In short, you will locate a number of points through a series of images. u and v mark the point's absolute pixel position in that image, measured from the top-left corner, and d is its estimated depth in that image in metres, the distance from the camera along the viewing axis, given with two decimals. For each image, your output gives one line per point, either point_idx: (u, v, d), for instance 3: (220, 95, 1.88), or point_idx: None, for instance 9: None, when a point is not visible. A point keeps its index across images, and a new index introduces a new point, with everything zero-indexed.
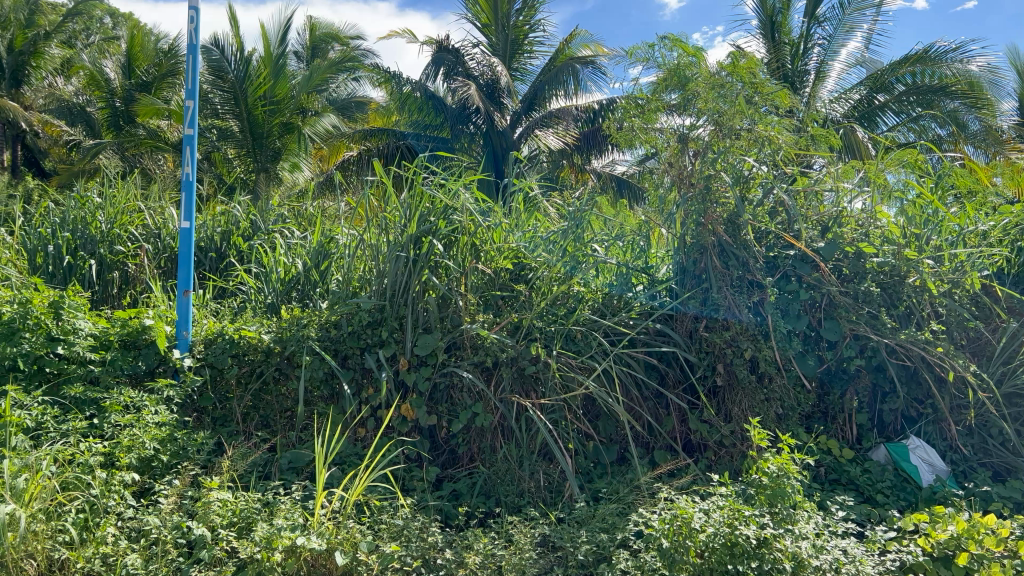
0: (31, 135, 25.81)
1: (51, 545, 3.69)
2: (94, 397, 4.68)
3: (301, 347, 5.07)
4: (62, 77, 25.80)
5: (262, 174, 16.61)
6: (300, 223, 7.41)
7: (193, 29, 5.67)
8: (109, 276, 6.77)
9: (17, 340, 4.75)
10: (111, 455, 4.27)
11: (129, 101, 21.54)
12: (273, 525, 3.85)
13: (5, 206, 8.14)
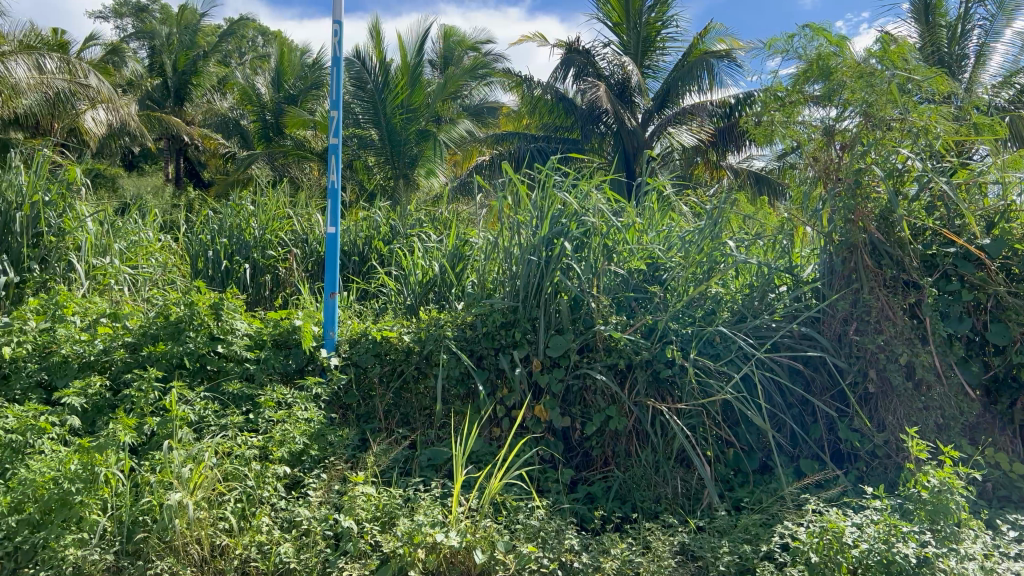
0: (192, 148, 27.83)
1: (213, 531, 3.93)
2: (250, 393, 4.98)
3: (438, 347, 5.18)
4: (219, 93, 27.67)
5: (400, 180, 17.17)
6: (436, 227, 7.60)
7: (337, 42, 5.92)
8: (262, 279, 7.19)
9: (183, 339, 5.13)
10: (265, 449, 4.52)
11: (278, 113, 22.82)
12: (414, 521, 3.95)
13: (170, 214, 8.79)
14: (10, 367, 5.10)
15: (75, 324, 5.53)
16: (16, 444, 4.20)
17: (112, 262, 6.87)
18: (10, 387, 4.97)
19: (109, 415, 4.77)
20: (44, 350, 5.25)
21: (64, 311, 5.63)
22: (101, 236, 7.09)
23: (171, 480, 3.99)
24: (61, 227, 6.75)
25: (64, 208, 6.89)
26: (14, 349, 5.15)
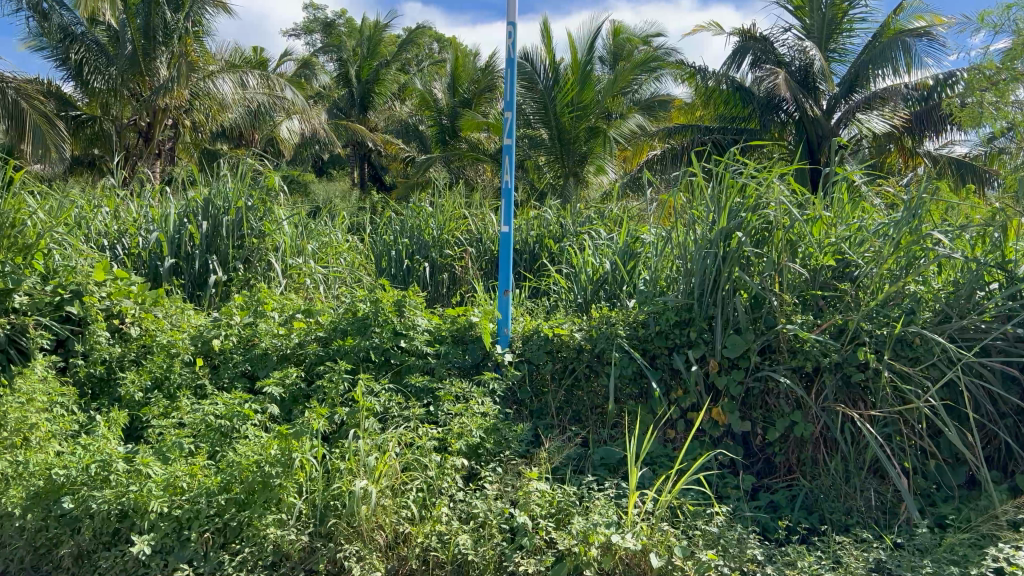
0: (375, 154, 29.35)
1: (396, 518, 4.10)
2: (431, 387, 5.16)
3: (611, 345, 5.11)
4: (400, 100, 29.01)
5: (571, 178, 17.25)
6: (608, 223, 7.54)
7: (511, 43, 6.01)
8: (440, 277, 7.45)
9: (369, 334, 5.43)
10: (445, 441, 4.67)
11: (453, 117, 23.60)
12: (589, 520, 3.93)
13: (356, 216, 9.28)
14: (220, 358, 5.70)
15: (275, 319, 5.95)
16: (224, 429, 4.61)
17: (305, 262, 7.39)
18: (220, 376, 5.53)
19: (303, 405, 5.15)
20: (248, 343, 5.76)
21: (265, 307, 6.08)
22: (296, 238, 7.62)
23: (357, 468, 4.22)
24: (261, 230, 7.30)
25: (264, 211, 7.44)
26: (223, 341, 5.73)
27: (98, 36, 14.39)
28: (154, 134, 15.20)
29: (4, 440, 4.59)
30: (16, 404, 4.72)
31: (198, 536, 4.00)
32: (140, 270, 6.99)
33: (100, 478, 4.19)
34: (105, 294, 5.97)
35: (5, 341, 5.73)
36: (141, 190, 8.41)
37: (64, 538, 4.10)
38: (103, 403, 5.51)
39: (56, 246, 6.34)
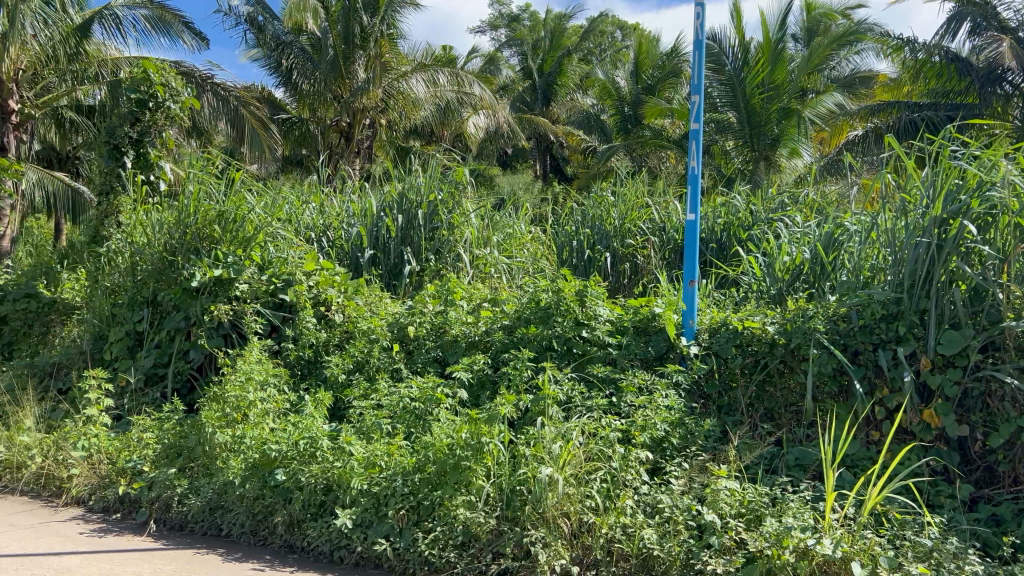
0: (558, 145, 29.54)
1: (581, 507, 4.08)
2: (613, 377, 5.14)
3: (807, 340, 4.83)
4: (582, 91, 29.04)
5: (761, 163, 16.47)
6: (803, 210, 7.11)
7: (699, 25, 5.82)
8: (621, 267, 7.37)
9: (552, 323, 5.48)
10: (629, 432, 4.62)
11: (636, 104, 23.25)
12: (783, 523, 3.76)
13: (539, 207, 9.37)
14: (413, 343, 6.00)
15: (463, 308, 6.15)
16: (419, 411, 4.87)
17: (492, 252, 7.56)
18: (414, 360, 5.84)
19: (491, 391, 5.30)
20: (439, 329, 6.01)
21: (454, 296, 6.27)
22: (483, 229, 7.82)
23: (543, 455, 4.26)
24: (451, 222, 7.56)
25: (453, 204, 7.68)
26: (416, 328, 6.02)
27: (304, 43, 15.54)
28: (353, 134, 16.22)
29: (226, 415, 5.05)
30: (236, 384, 5.22)
31: (395, 512, 4.21)
32: (343, 262, 7.50)
33: (308, 453, 4.60)
34: (312, 283, 6.45)
35: (228, 325, 6.38)
36: (343, 186, 8.96)
37: (278, 507, 4.46)
38: (311, 383, 6.00)
39: (270, 237, 6.86)
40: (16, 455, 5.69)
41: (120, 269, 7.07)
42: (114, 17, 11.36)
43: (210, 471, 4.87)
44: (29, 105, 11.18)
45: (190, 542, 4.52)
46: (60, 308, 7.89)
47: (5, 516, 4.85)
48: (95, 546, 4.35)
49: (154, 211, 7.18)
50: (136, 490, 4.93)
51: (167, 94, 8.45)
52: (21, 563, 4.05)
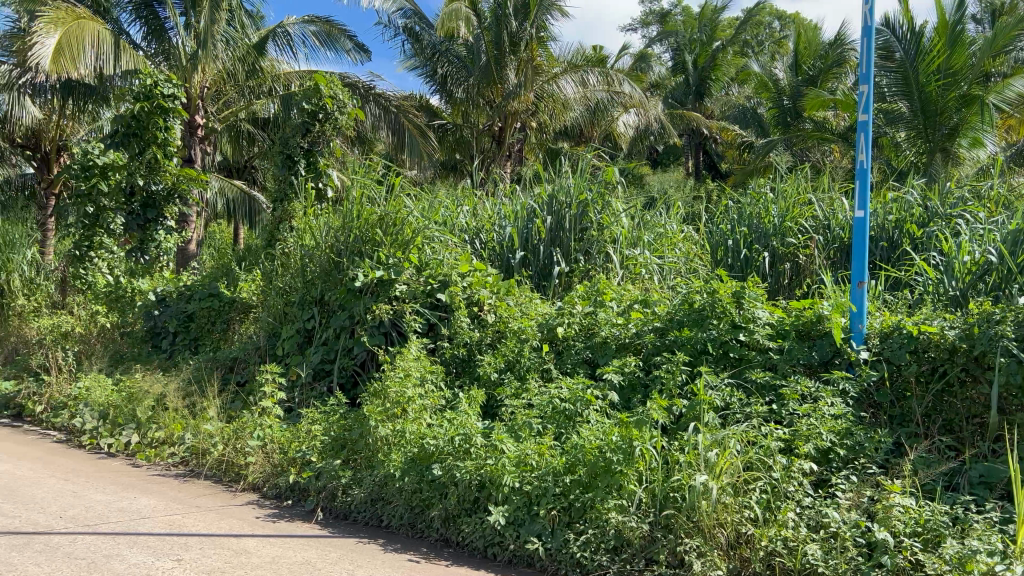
0: (711, 141, 28.68)
1: (739, 518, 3.94)
2: (774, 383, 4.91)
3: (994, 347, 4.45)
4: (738, 85, 28.07)
5: (937, 154, 15.14)
6: (988, 205, 6.53)
7: (868, 11, 5.48)
8: (781, 268, 7.03)
9: (708, 326, 5.33)
10: (791, 442, 4.41)
11: (796, 96, 22.16)
12: (966, 545, 3.51)
13: (692, 205, 9.12)
14: (563, 344, 6.01)
15: (613, 309, 6.09)
16: (569, 412, 4.88)
17: (643, 252, 7.43)
18: (564, 362, 5.85)
19: (642, 393, 5.22)
20: (589, 331, 5.99)
21: (604, 297, 6.23)
22: (633, 229, 7.71)
23: (698, 462, 4.16)
24: (601, 222, 7.51)
25: (604, 205, 7.63)
26: (566, 328, 6.03)
27: (458, 50, 15.96)
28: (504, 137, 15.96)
29: (387, 409, 5.26)
30: (396, 380, 5.43)
31: (547, 512, 4.23)
32: (494, 263, 7.65)
33: (462, 450, 4.71)
34: (467, 284, 6.63)
35: (388, 323, 6.64)
36: (495, 189, 9.12)
37: (434, 501, 4.58)
38: (465, 380, 6.13)
39: (428, 240, 7.08)
40: (202, 442, 6.20)
41: (292, 270, 7.53)
42: (286, 35, 12.09)
43: (371, 463, 5.09)
44: (212, 120, 12.13)
45: (353, 530, 4.73)
46: (237, 307, 8.51)
47: (192, 498, 5.27)
48: (270, 530, 4.65)
49: (322, 216, 7.62)
50: (305, 479, 5.24)
51: (334, 105, 8.98)
52: (208, 541, 4.33)
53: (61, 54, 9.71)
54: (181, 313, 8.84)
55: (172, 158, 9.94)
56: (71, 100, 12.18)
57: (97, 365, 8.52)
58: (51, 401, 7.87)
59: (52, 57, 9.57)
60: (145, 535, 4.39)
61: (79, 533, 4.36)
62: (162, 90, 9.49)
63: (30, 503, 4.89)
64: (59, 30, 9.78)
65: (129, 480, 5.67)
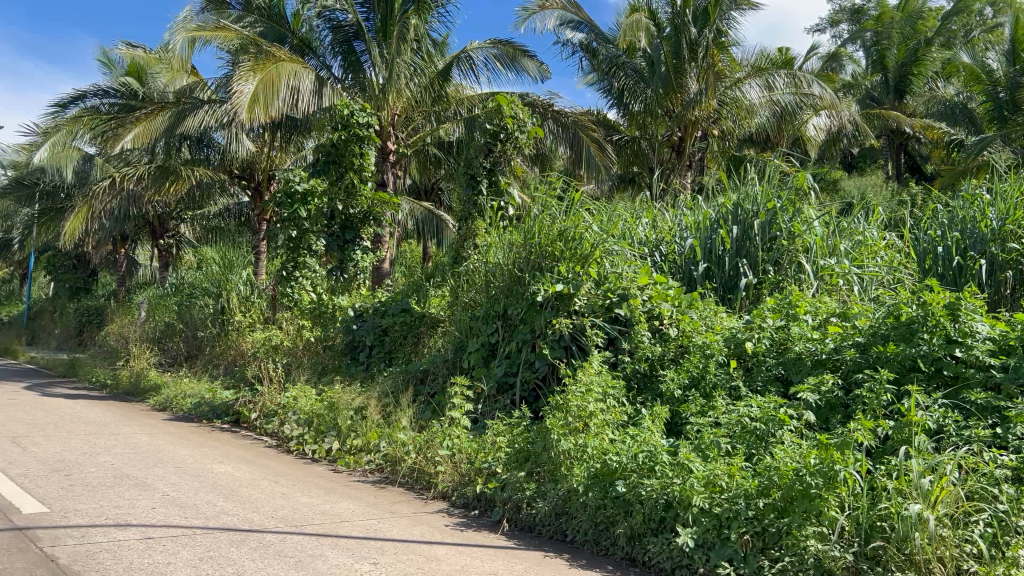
0: (914, 141, 26.56)
1: (959, 552, 3.59)
2: (998, 405, 4.42)
3: None
4: (944, 79, 25.85)
5: None
6: None
7: None
8: (1001, 276, 6.34)
9: (917, 341, 4.91)
10: (1020, 471, 3.95)
11: (1015, 87, 20.03)
12: None
13: (895, 210, 8.48)
14: (753, 360, 5.74)
15: (808, 322, 5.79)
16: (760, 432, 4.65)
17: (839, 262, 6.95)
18: (754, 378, 5.60)
19: (843, 414, 4.87)
20: (782, 346, 5.69)
21: (797, 310, 5.92)
22: (828, 237, 7.26)
23: (909, 490, 3.83)
24: (792, 231, 7.11)
25: (795, 212, 7.25)
26: (756, 343, 5.76)
27: (636, 63, 15.70)
28: (684, 147, 15.23)
29: (569, 424, 5.26)
30: (578, 394, 5.42)
31: (739, 536, 4.03)
32: (676, 275, 7.47)
33: (647, 467, 4.62)
34: (647, 297, 6.52)
35: (569, 337, 6.66)
36: (677, 201, 8.92)
37: (619, 519, 4.51)
38: (647, 397, 6.00)
39: (607, 254, 7.02)
40: (396, 450, 6.51)
41: (477, 286, 7.77)
42: (468, 58, 12.37)
43: (554, 477, 5.10)
44: (403, 145, 12.82)
45: (539, 543, 4.75)
46: (427, 321, 8.88)
47: (387, 504, 5.52)
48: (458, 538, 4.77)
49: (506, 234, 7.82)
50: (491, 490, 5.34)
51: (515, 125, 9.21)
52: (400, 546, 4.52)
53: (257, 101, 10.68)
54: (376, 328, 9.36)
55: (366, 183, 10.62)
56: (279, 133, 13.35)
57: (303, 376, 9.21)
58: (264, 408, 8.60)
59: (249, 104, 10.57)
60: (345, 538, 4.64)
61: (288, 532, 4.69)
62: (356, 119, 10.24)
63: (246, 503, 5.33)
64: (255, 79, 10.83)
65: (332, 485, 6.06)
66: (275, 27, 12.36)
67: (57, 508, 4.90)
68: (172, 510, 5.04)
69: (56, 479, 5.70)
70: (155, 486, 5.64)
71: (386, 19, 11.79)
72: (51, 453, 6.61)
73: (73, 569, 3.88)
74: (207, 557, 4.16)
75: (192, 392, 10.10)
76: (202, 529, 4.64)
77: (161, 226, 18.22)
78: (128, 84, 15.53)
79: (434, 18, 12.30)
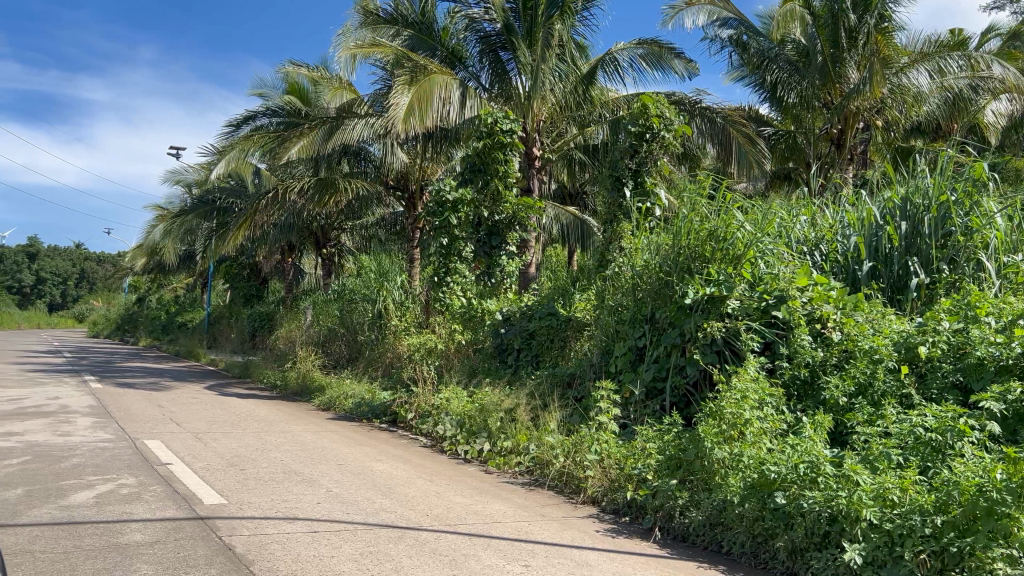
0: None
1: None
2: None
3: None
4: None
5: None
6: None
7: None
8: None
9: None
10: None
11: None
12: None
13: None
14: (927, 366, 5.36)
15: (991, 325, 5.33)
16: (936, 444, 4.32)
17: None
18: (928, 387, 5.23)
19: None
20: (960, 351, 5.28)
21: (978, 312, 5.48)
22: (1012, 232, 6.64)
23: None
24: (970, 225, 6.53)
25: (972, 205, 6.67)
26: (930, 348, 5.38)
27: (789, 54, 14.96)
28: (845, 140, 14.42)
29: (724, 432, 5.08)
30: (733, 401, 5.22)
31: (914, 556, 3.75)
32: (838, 275, 7.08)
33: (809, 478, 4.38)
34: (807, 299, 6.21)
35: (721, 342, 6.44)
36: (837, 196, 8.45)
37: (779, 532, 4.30)
38: (808, 405, 5.69)
39: (761, 253, 6.73)
40: (544, 453, 6.54)
41: (623, 289, 7.65)
42: (613, 61, 12.43)
43: (708, 486, 4.94)
44: (549, 150, 12.90)
45: (693, 554, 4.60)
46: (573, 325, 8.88)
47: (538, 507, 5.55)
48: (609, 544, 4.72)
49: (652, 236, 7.68)
50: (642, 496, 5.24)
51: (662, 124, 9.06)
52: (552, 550, 4.52)
53: (412, 114, 11.04)
54: (524, 331, 9.45)
55: (512, 189, 10.77)
56: (430, 144, 13.80)
57: (455, 379, 9.45)
58: (419, 409, 8.91)
59: (405, 116, 10.96)
60: (496, 539, 4.70)
61: (442, 531, 4.80)
62: (501, 126, 10.41)
63: (403, 500, 5.53)
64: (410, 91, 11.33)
65: (483, 486, 6.16)
66: (425, 40, 12.69)
67: (234, 500, 5.27)
68: (335, 505, 5.30)
69: (232, 472, 6.13)
70: (319, 482, 5.96)
71: (531, 27, 11.89)
72: (229, 448, 7.14)
73: (247, 558, 4.15)
74: (367, 552, 4.33)
75: (353, 393, 10.60)
76: (363, 525, 4.85)
77: (323, 236, 19.30)
78: (292, 103, 16.57)
79: (578, 22, 12.32)
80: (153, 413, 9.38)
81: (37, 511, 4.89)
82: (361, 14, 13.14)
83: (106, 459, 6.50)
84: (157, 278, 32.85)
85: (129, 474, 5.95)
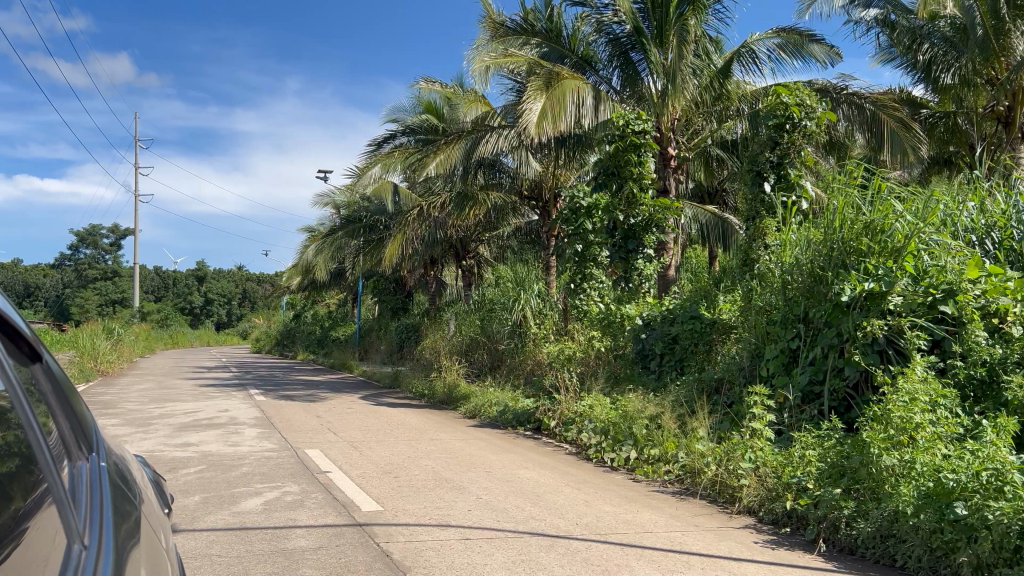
0: None
1: None
2: None
3: None
4: None
5: None
6: None
7: None
8: None
9: None
10: None
11: None
12: None
13: None
14: None
15: None
16: None
17: None
18: None
19: None
20: None
21: None
22: None
23: None
24: None
25: None
26: None
27: (943, 29, 13.93)
28: (1014, 118, 13.25)
29: (892, 437, 4.76)
30: (900, 404, 4.86)
31: None
32: (1015, 264, 6.53)
33: (994, 488, 4.06)
34: (980, 293, 5.75)
35: (883, 341, 6.04)
36: (1008, 179, 7.74)
37: (961, 545, 3.96)
38: (989, 406, 5.29)
39: (924, 245, 6.28)
40: (696, 462, 6.35)
41: (771, 289, 7.33)
42: (751, 54, 12.03)
43: (877, 495, 4.63)
44: (684, 149, 12.59)
45: (863, 568, 4.30)
46: (719, 328, 8.60)
47: (690, 517, 5.38)
48: (770, 557, 4.50)
49: (802, 231, 7.34)
50: (803, 507, 4.98)
51: (803, 112, 8.61)
52: (708, 561, 4.37)
53: (546, 118, 11.15)
54: (665, 336, 9.21)
55: (648, 191, 10.59)
56: (564, 151, 13.78)
57: (598, 385, 9.35)
58: (563, 416, 8.90)
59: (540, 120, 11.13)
60: (649, 549, 4.60)
61: (593, 540, 4.75)
62: (633, 127, 10.27)
63: (552, 508, 5.51)
64: (543, 96, 11.38)
65: (632, 494, 6.05)
66: (555, 48, 12.76)
67: (389, 507, 5.43)
68: (486, 512, 5.36)
69: (387, 480, 6.33)
70: (469, 489, 6.05)
71: (661, 24, 11.53)
72: (382, 457, 7.40)
73: (404, 565, 4.26)
74: (519, 560, 4.34)
75: (497, 400, 10.72)
76: (513, 533, 4.87)
77: (463, 248, 19.75)
78: (429, 119, 17.06)
79: (711, 16, 11.99)
80: (311, 423, 9.87)
81: (213, 517, 5.24)
82: (490, 28, 13.35)
83: (272, 467, 6.88)
84: (311, 295, 34.67)
85: (292, 482, 6.27)
